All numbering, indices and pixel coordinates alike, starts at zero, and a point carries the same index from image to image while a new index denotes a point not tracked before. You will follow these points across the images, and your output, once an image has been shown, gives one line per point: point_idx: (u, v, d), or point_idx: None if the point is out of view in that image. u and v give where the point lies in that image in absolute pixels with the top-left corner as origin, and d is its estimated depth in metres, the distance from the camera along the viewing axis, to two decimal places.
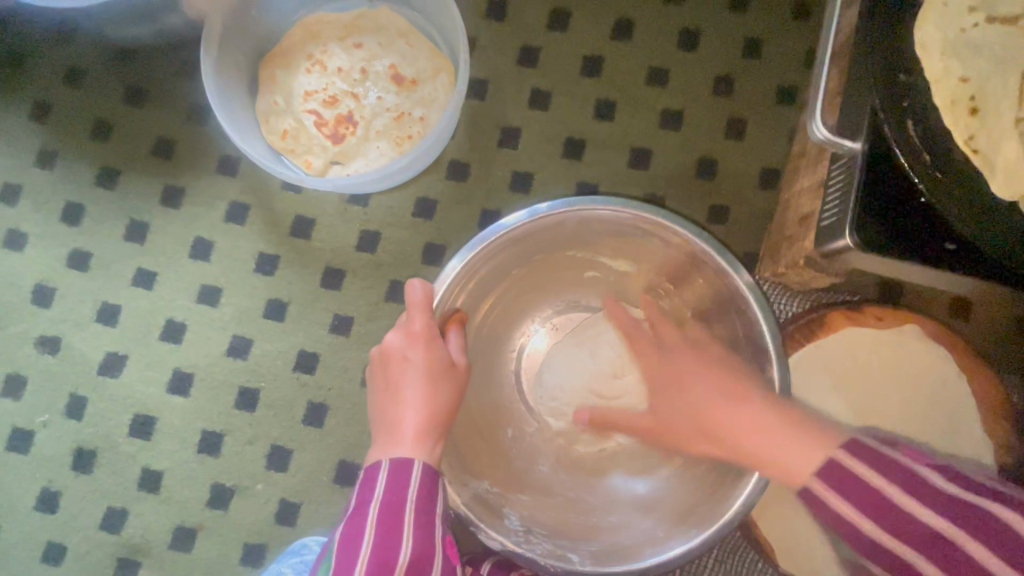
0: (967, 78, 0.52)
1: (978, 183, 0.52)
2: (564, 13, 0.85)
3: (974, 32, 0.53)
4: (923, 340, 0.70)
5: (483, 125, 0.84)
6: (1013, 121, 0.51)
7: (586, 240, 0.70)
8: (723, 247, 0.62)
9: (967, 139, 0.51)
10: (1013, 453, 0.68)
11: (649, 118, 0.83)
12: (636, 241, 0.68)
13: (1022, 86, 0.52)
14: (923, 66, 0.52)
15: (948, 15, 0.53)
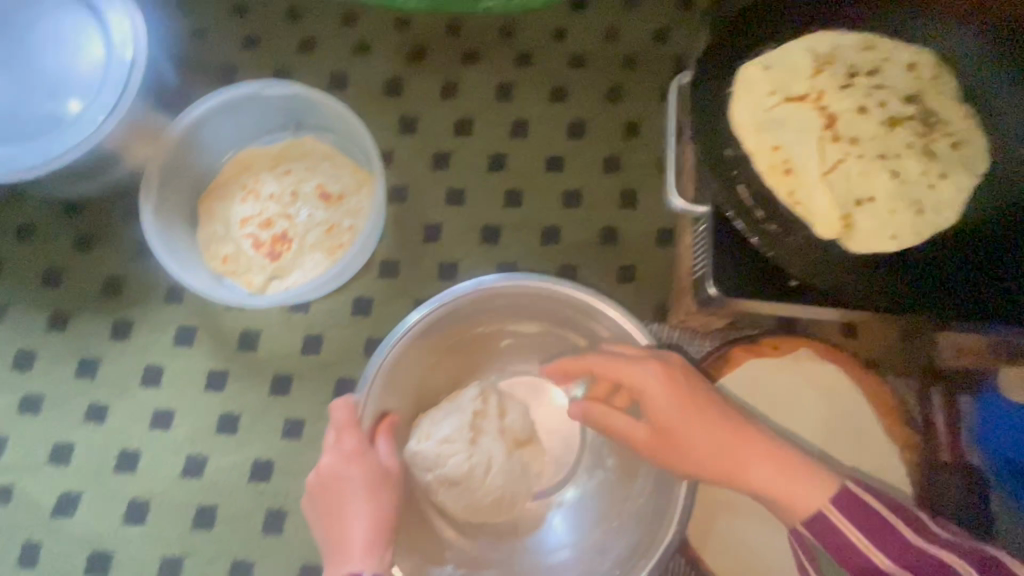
0: (778, 146, 0.64)
1: (806, 229, 0.62)
2: (468, 121, 0.98)
3: (776, 110, 0.66)
4: (816, 359, 0.79)
5: (408, 225, 0.93)
6: (822, 177, 0.63)
7: (492, 320, 0.77)
8: (601, 295, 0.69)
9: (788, 196, 0.63)
10: (913, 450, 0.77)
11: (553, 199, 0.94)
12: (531, 304, 0.74)
13: (821, 145, 0.64)
14: (743, 142, 0.65)
15: (753, 101, 0.66)
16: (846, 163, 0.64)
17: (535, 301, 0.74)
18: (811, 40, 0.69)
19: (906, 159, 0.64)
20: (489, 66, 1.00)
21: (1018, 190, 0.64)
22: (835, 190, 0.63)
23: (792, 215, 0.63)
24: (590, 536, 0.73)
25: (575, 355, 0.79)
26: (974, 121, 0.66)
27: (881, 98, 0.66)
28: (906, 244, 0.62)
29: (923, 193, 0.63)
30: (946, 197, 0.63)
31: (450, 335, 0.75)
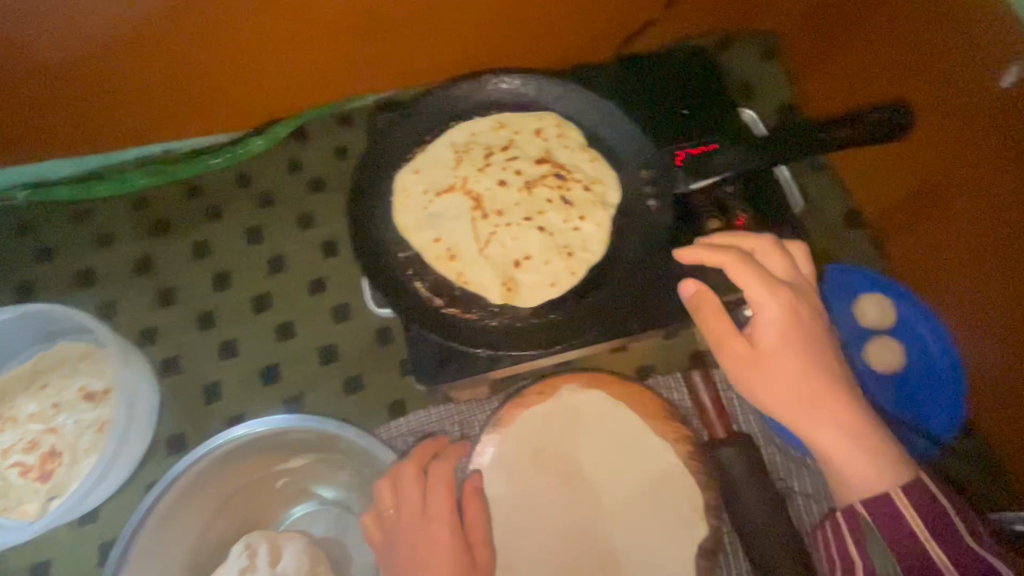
0: (439, 237, 0.72)
1: (480, 301, 0.70)
2: (225, 273, 1.01)
3: (432, 205, 0.74)
4: (577, 393, 0.86)
5: (186, 393, 0.93)
6: (481, 252, 0.71)
7: (253, 472, 0.82)
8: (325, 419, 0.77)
9: (459, 277, 0.70)
10: (687, 442, 0.83)
11: (324, 320, 0.98)
12: (274, 446, 0.81)
13: (474, 225, 0.73)
14: (410, 241, 0.73)
15: (410, 206, 0.74)
16: (499, 233, 0.72)
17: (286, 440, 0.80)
18: (449, 135, 0.78)
19: (547, 213, 0.74)
20: (233, 216, 1.05)
21: (647, 208, 0.74)
22: (495, 260, 0.71)
23: (466, 293, 0.70)
24: None
25: (346, 474, 0.85)
26: (600, 162, 0.77)
27: (517, 167, 0.76)
28: (567, 284, 0.70)
29: (570, 237, 0.72)
30: (590, 233, 0.73)
31: (213, 501, 0.80)
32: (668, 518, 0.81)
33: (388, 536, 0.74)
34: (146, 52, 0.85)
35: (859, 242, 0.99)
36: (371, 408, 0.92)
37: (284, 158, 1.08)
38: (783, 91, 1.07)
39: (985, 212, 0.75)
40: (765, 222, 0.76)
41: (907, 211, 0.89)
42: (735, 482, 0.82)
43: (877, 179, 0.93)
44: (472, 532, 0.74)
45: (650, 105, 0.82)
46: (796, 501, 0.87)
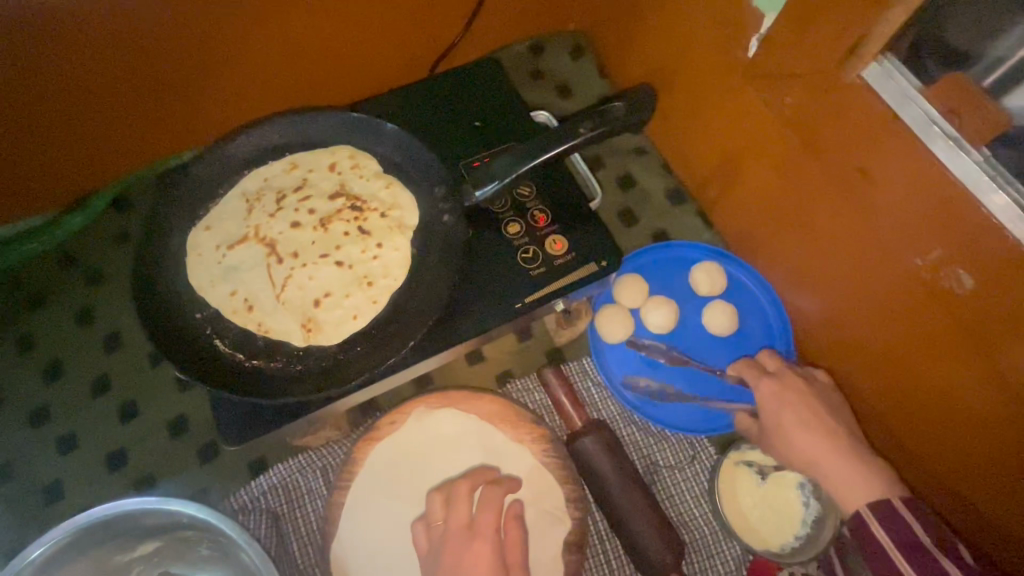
0: (236, 289, 0.72)
1: (284, 349, 0.69)
2: (56, 362, 0.95)
3: (228, 258, 0.74)
4: (429, 414, 0.85)
5: (24, 499, 0.87)
6: (278, 298, 0.71)
7: (99, 564, 0.79)
8: (159, 498, 0.75)
9: (258, 327, 0.70)
10: (544, 440, 0.85)
11: (170, 390, 0.94)
12: (114, 536, 0.77)
13: (271, 271, 0.73)
14: (207, 298, 0.71)
15: (204, 262, 0.73)
16: (296, 276, 0.73)
17: (125, 523, 0.77)
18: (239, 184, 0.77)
19: (344, 247, 0.75)
20: (59, 300, 0.99)
21: (443, 225, 0.76)
22: (292, 304, 0.71)
23: (268, 341, 0.69)
24: None
25: (204, 548, 0.81)
26: (397, 186, 0.78)
27: (311, 206, 0.77)
28: (370, 314, 0.71)
29: (370, 266, 0.73)
30: (389, 259, 0.74)
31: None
32: (533, 519, 0.82)
33: (434, 547, 0.73)
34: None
35: (685, 217, 1.04)
36: (228, 473, 0.89)
37: (109, 231, 1.03)
38: (597, 87, 1.12)
39: (772, 169, 0.84)
40: (563, 216, 0.78)
41: (718, 181, 0.97)
42: (594, 470, 0.84)
43: (689, 157, 1.01)
44: (509, 553, 0.71)
45: (438, 121, 0.83)
46: (662, 475, 0.89)
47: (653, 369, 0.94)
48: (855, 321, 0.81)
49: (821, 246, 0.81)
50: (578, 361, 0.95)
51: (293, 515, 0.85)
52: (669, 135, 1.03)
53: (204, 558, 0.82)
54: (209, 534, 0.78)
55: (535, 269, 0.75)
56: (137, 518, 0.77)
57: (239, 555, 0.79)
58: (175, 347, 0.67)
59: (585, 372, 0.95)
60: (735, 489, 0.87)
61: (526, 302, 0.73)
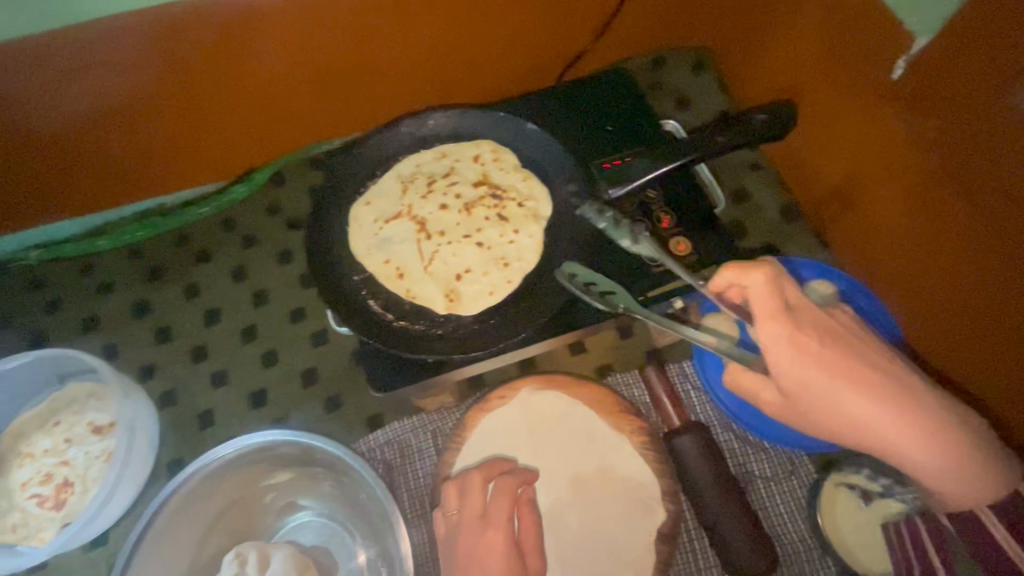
0: (389, 258, 0.82)
1: (427, 315, 0.78)
2: (215, 310, 1.10)
3: (384, 230, 0.84)
4: (536, 393, 0.92)
5: (182, 421, 1.02)
6: (426, 269, 0.81)
7: (243, 485, 0.91)
8: (302, 434, 0.87)
9: (407, 293, 0.79)
10: (643, 432, 0.89)
11: (304, 345, 1.06)
12: (259, 462, 0.90)
13: (420, 246, 0.83)
14: (365, 263, 0.81)
15: (365, 232, 0.84)
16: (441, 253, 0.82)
17: (273, 452, 0.89)
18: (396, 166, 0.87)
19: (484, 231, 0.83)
20: (221, 257, 1.15)
21: (575, 219, 0.82)
22: (438, 275, 0.80)
23: (415, 306, 0.78)
24: None
25: (328, 484, 0.93)
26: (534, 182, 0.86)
27: (457, 192, 0.86)
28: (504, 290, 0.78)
29: (506, 249, 0.81)
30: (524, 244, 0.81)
31: (211, 512, 0.89)
32: (626, 505, 0.85)
33: (447, 537, 0.76)
34: (134, 113, 0.97)
35: (797, 235, 1.05)
36: (350, 424, 0.99)
37: (265, 202, 1.18)
38: (715, 102, 1.15)
39: (902, 195, 0.83)
40: (687, 222, 0.83)
41: (844, 201, 0.96)
42: (689, 469, 0.86)
43: (811, 175, 1.01)
44: (525, 540, 0.74)
45: (573, 124, 0.90)
46: (756, 485, 0.90)
47: None
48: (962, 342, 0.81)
49: (940, 272, 0.81)
50: (676, 364, 0.99)
51: (404, 468, 0.94)
52: (792, 152, 1.04)
53: (325, 494, 0.94)
54: (336, 473, 0.90)
55: (658, 268, 0.79)
56: (281, 449, 0.89)
57: (359, 496, 0.89)
58: (337, 304, 0.78)
59: (684, 375, 0.98)
60: (837, 511, 0.85)
61: (647, 297, 0.78)
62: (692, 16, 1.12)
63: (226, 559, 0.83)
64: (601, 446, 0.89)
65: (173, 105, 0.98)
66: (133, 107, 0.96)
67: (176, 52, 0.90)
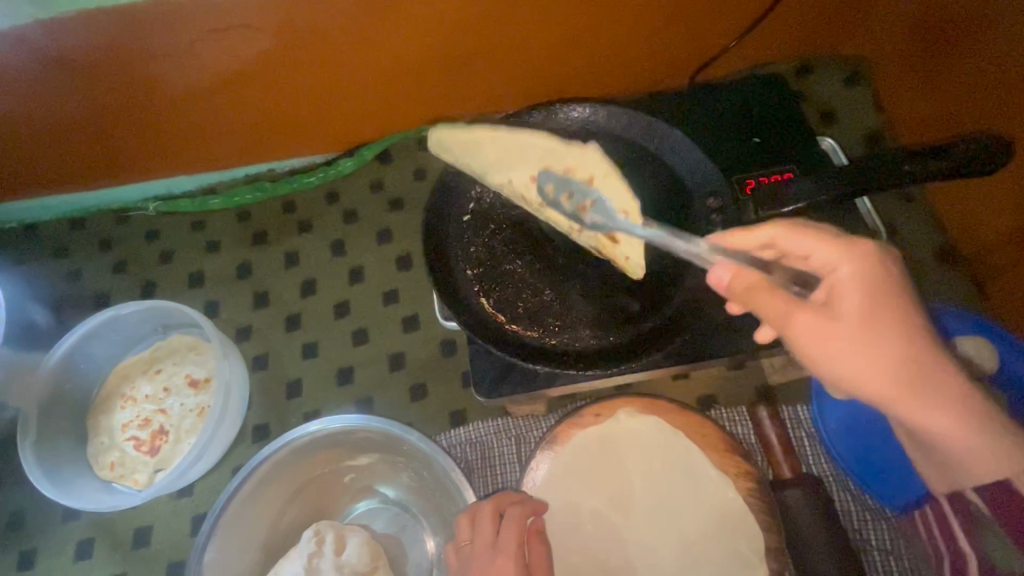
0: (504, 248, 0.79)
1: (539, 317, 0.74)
2: (310, 280, 1.11)
3: (500, 220, 0.81)
4: (634, 417, 0.85)
5: (271, 387, 1.04)
6: (556, 289, 0.76)
7: (324, 464, 0.89)
8: (385, 420, 0.84)
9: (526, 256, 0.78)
10: (752, 477, 0.81)
11: (394, 327, 1.05)
12: (339, 444, 0.88)
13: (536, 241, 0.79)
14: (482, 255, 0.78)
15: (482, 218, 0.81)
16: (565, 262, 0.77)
17: (356, 436, 0.87)
18: (506, 172, 0.80)
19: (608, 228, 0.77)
20: (321, 228, 1.15)
21: (713, 237, 0.74)
22: (569, 293, 0.75)
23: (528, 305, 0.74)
24: None
25: (406, 475, 0.90)
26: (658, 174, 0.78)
27: (571, 183, 0.79)
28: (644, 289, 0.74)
29: (636, 254, 0.75)
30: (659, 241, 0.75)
31: (292, 485, 0.88)
32: (722, 554, 0.78)
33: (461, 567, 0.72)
34: (259, 80, 0.97)
35: (950, 282, 0.93)
36: (433, 415, 0.97)
37: (369, 178, 1.18)
38: (865, 121, 1.03)
39: None
40: None
41: (1009, 254, 0.83)
42: (800, 526, 0.75)
43: (976, 219, 0.88)
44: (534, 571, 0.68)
45: (715, 137, 0.83)
46: (873, 556, 0.80)
47: (885, 443, 0.81)
48: None
49: None
50: (791, 407, 0.90)
51: (484, 471, 0.91)
52: (957, 188, 0.91)
53: (401, 484, 0.92)
54: (417, 464, 0.87)
55: None
56: (363, 434, 0.87)
57: (439, 493, 0.86)
58: (448, 294, 0.75)
59: (798, 421, 0.88)
60: None
61: None
62: (850, 23, 1.00)
63: (305, 535, 0.82)
64: (696, 479, 0.82)
65: (291, 76, 0.97)
66: (259, 74, 0.96)
67: (298, 27, 0.87)
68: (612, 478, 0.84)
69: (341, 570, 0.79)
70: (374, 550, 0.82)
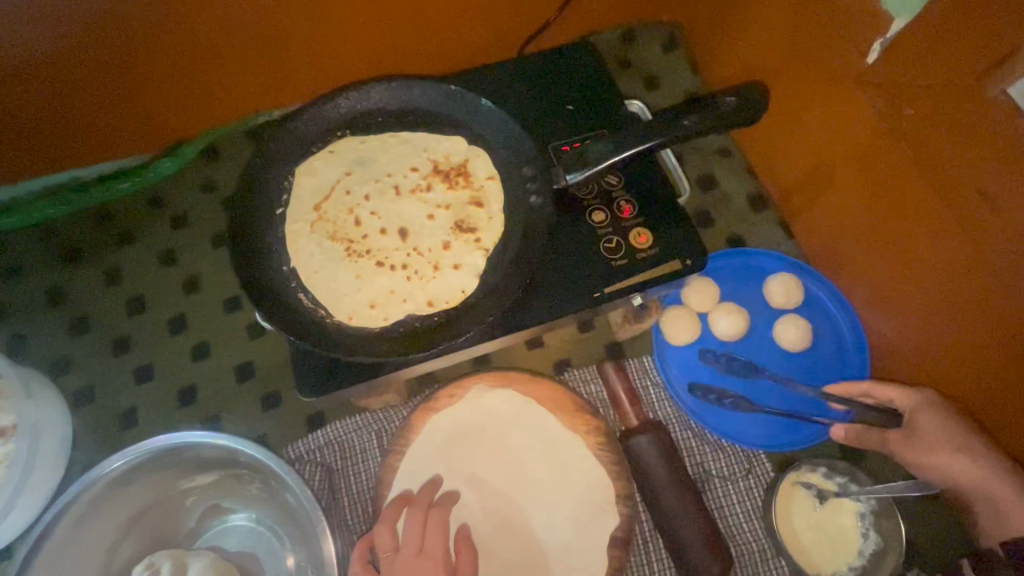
0: (340, 233, 0.74)
1: (383, 303, 0.70)
2: (138, 298, 1.00)
3: (340, 202, 0.75)
4: (487, 391, 0.86)
5: (100, 421, 0.93)
6: (432, 271, 0.71)
7: (157, 490, 0.83)
8: (216, 434, 0.78)
9: (368, 240, 0.74)
10: (603, 431, 0.84)
11: (240, 336, 0.97)
12: (172, 467, 0.82)
13: (384, 222, 0.75)
14: (300, 245, 0.73)
15: (306, 196, 0.75)
16: (423, 246, 0.74)
17: (188, 455, 0.81)
18: (350, 162, 0.77)
19: (445, 203, 0.76)
20: (147, 239, 1.04)
21: (530, 205, 0.75)
22: (445, 268, 0.71)
23: (371, 296, 0.70)
24: None
25: (255, 487, 0.86)
26: (460, 144, 0.78)
27: (393, 182, 0.77)
28: (499, 232, 0.74)
29: (478, 213, 0.75)
30: (489, 196, 0.76)
31: (120, 519, 0.81)
32: (576, 508, 0.81)
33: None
34: (48, 84, 0.85)
35: (765, 226, 1.02)
36: (289, 423, 0.92)
37: (197, 178, 1.08)
38: (686, 83, 1.09)
39: (867, 184, 0.81)
40: (649, 210, 0.77)
41: (806, 193, 0.94)
42: (647, 469, 0.83)
43: (778, 166, 0.98)
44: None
45: (534, 106, 0.83)
46: (713, 484, 0.87)
47: (713, 376, 0.92)
48: (922, 319, 0.80)
49: (894, 250, 0.81)
50: (637, 359, 0.94)
51: (346, 471, 0.88)
52: (761, 139, 0.99)
53: (252, 497, 0.87)
54: (263, 475, 0.82)
55: (617, 260, 0.73)
56: (197, 451, 0.81)
57: (291, 501, 0.82)
58: (258, 292, 0.69)
59: (644, 372, 0.94)
60: (792, 510, 0.84)
61: (604, 292, 0.72)
62: None
63: (137, 570, 0.77)
64: (550, 439, 0.85)
65: (79, 79, 0.86)
66: (45, 77, 0.84)
67: (68, 20, 0.77)
68: (469, 455, 0.84)
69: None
70: (218, 570, 0.79)
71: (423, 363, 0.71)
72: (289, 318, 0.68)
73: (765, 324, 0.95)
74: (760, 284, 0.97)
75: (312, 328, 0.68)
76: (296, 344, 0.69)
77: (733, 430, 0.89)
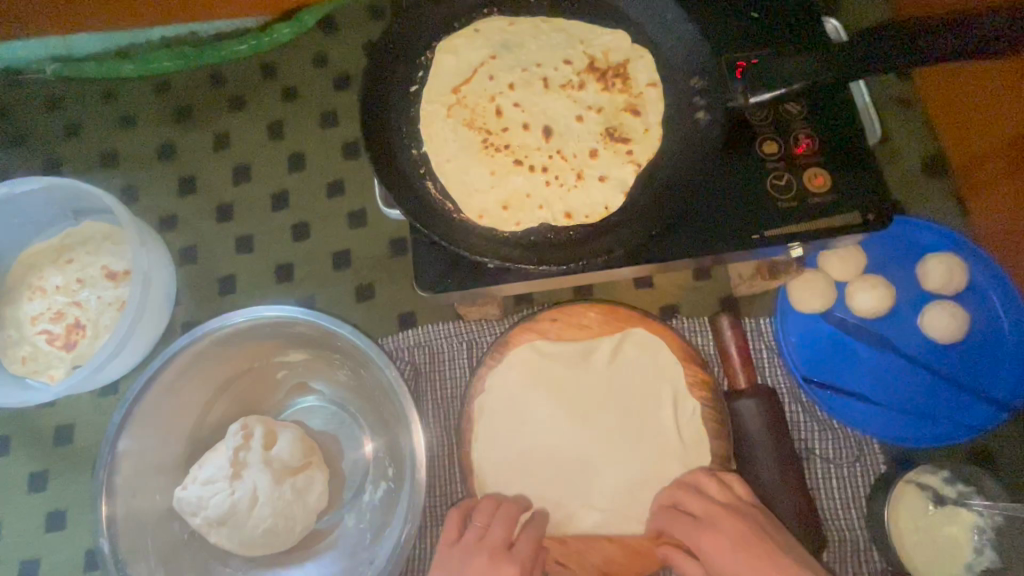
0: (478, 121, 0.67)
1: (516, 205, 0.64)
2: (244, 167, 0.98)
3: (480, 88, 0.68)
4: (592, 323, 0.80)
5: (202, 283, 0.94)
6: (575, 180, 0.64)
7: (253, 357, 0.84)
8: (318, 315, 0.77)
9: (507, 135, 0.66)
10: (712, 385, 0.78)
11: (340, 223, 0.95)
12: (268, 338, 0.82)
13: (525, 117, 0.67)
14: (434, 128, 0.66)
15: (444, 77, 0.68)
16: (566, 151, 0.66)
17: (285, 330, 0.81)
18: (495, 45, 0.69)
19: (597, 106, 0.67)
20: (256, 108, 1.00)
21: (695, 123, 0.65)
22: (589, 179, 0.64)
23: (504, 197, 0.64)
24: (381, 533, 0.78)
25: (343, 373, 0.86)
26: (622, 40, 0.68)
27: (542, 73, 0.68)
28: (655, 149, 0.65)
29: (633, 122, 0.66)
30: (648, 105, 0.66)
31: (216, 379, 0.83)
32: (661, 459, 0.76)
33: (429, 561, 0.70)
34: None
35: (933, 196, 0.88)
36: (381, 318, 0.91)
37: (310, 50, 1.01)
38: (872, 3, 0.88)
39: None
40: (831, 150, 0.65)
41: (999, 162, 0.77)
42: (749, 435, 0.77)
43: (973, 129, 0.81)
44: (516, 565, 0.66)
45: (708, 7, 0.70)
46: (814, 463, 0.81)
47: (835, 352, 0.83)
48: None
49: None
50: (753, 318, 0.86)
51: (433, 374, 0.86)
52: (954, 91, 0.83)
53: (338, 382, 0.87)
54: (355, 362, 0.81)
55: (783, 202, 0.64)
56: (295, 328, 0.81)
57: (379, 393, 0.81)
58: (386, 171, 0.64)
59: (759, 333, 0.86)
60: (903, 510, 0.76)
61: (763, 236, 0.63)
62: None
63: (231, 428, 0.79)
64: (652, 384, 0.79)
65: None
66: None
67: None
68: (560, 385, 0.80)
69: (270, 464, 0.77)
70: (304, 443, 0.80)
71: (549, 279, 0.65)
72: (415, 202, 0.63)
73: (908, 305, 0.84)
74: (915, 262, 0.85)
75: (438, 219, 0.63)
76: (416, 233, 0.65)
77: (850, 414, 0.80)
